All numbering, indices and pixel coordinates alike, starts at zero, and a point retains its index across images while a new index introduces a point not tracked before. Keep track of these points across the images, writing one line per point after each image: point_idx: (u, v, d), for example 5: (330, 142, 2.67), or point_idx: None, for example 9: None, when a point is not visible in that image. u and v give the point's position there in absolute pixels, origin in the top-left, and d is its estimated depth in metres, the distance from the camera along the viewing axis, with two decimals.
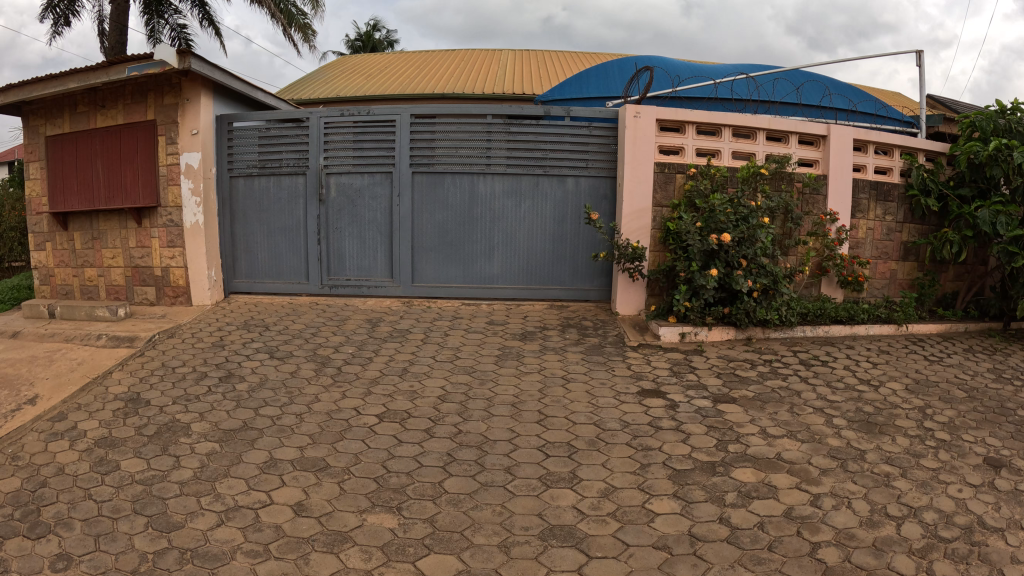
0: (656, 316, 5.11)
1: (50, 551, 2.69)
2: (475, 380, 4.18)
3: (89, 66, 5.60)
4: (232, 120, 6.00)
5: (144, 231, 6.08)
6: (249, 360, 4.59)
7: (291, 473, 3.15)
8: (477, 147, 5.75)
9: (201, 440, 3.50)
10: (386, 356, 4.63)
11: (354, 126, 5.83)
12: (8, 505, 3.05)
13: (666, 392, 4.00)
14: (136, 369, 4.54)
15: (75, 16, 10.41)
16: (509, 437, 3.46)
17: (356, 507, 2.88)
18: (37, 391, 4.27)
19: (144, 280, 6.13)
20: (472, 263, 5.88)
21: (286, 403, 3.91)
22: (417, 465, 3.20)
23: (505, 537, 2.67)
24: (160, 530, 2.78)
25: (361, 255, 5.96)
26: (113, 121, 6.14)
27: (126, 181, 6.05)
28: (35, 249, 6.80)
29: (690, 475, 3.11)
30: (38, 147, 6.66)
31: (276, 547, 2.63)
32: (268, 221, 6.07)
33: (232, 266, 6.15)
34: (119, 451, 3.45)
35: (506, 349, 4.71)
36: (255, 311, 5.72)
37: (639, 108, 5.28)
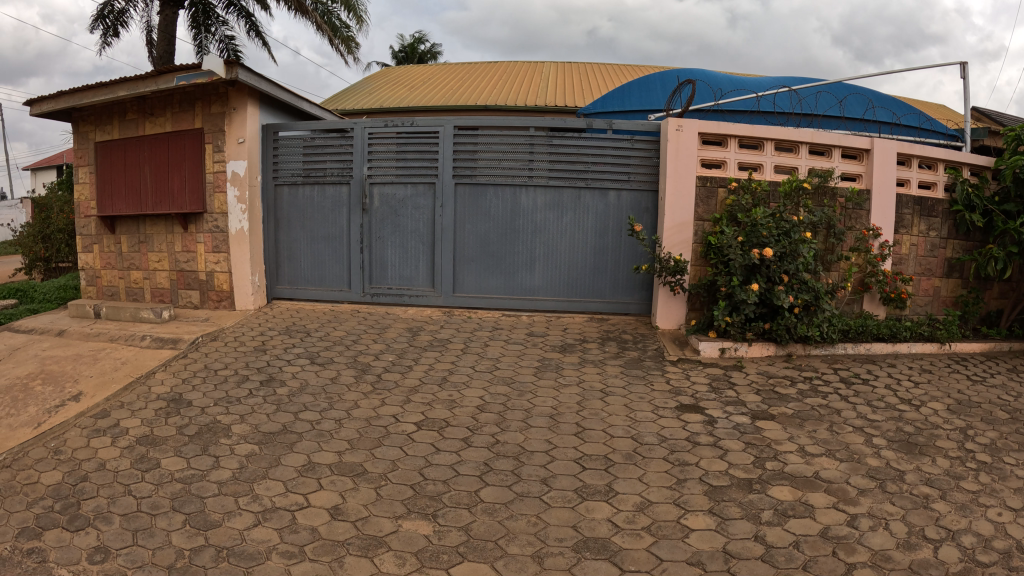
0: (696, 330, 5.09)
1: (88, 543, 2.75)
2: (514, 391, 4.18)
3: (139, 75, 5.73)
4: (278, 129, 6.11)
5: (190, 236, 6.19)
6: (290, 365, 4.65)
7: (328, 478, 3.18)
8: (519, 159, 5.78)
9: (241, 442, 3.55)
10: (426, 365, 4.65)
11: (397, 137, 5.89)
12: (51, 498, 3.13)
13: (705, 408, 3.97)
14: (179, 371, 4.61)
15: (124, 27, 10.64)
16: (546, 449, 3.46)
17: (392, 513, 2.90)
18: (81, 388, 4.37)
19: (188, 284, 6.23)
20: (513, 274, 5.89)
21: (325, 408, 3.95)
22: (454, 473, 3.21)
23: (539, 547, 2.68)
24: (198, 527, 2.83)
25: (403, 264, 6.01)
26: (161, 129, 6.25)
27: (174, 186, 6.16)
28: (83, 252, 6.96)
29: (726, 491, 3.09)
30: (88, 153, 6.81)
31: (311, 549, 2.66)
32: (311, 229, 6.15)
33: (275, 272, 6.23)
34: (160, 449, 3.51)
35: (545, 361, 4.72)
36: (297, 318, 5.79)
37: (681, 121, 5.27)
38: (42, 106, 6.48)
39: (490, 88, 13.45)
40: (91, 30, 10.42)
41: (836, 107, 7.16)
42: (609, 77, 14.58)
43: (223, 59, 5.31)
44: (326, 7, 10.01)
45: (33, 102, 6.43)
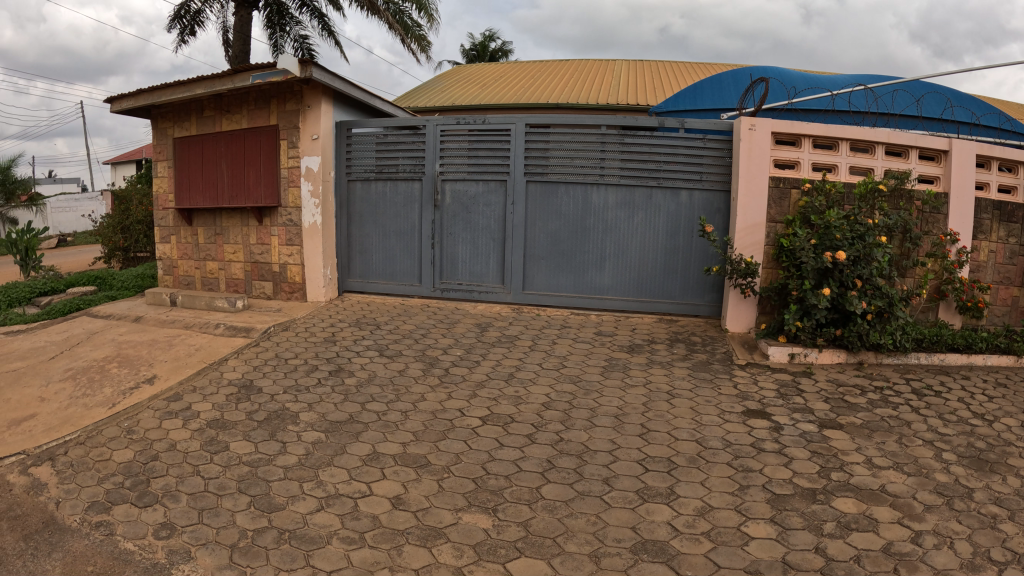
0: (765, 335, 5.02)
1: (155, 519, 2.89)
2: (580, 389, 4.18)
3: (217, 74, 5.88)
4: (351, 126, 6.24)
5: (265, 229, 6.35)
6: (359, 356, 4.72)
7: (392, 468, 3.21)
8: (590, 157, 5.75)
9: (308, 429, 3.61)
10: (493, 360, 4.68)
11: (469, 135, 5.92)
12: (122, 474, 3.28)
13: (771, 414, 3.91)
14: (251, 358, 4.71)
15: (201, 27, 10.94)
16: (610, 449, 3.44)
17: (453, 505, 2.91)
18: (155, 371, 4.52)
19: (262, 275, 6.41)
20: (583, 273, 5.86)
21: (392, 399, 3.99)
22: (516, 469, 3.21)
23: (596, 547, 2.66)
24: (261, 509, 2.90)
25: (474, 260, 6.07)
26: (238, 125, 6.39)
27: (250, 181, 6.32)
28: (161, 242, 7.17)
29: (789, 500, 3.03)
30: (166, 148, 7.00)
31: (371, 536, 2.71)
32: (383, 224, 6.25)
33: (347, 265, 6.39)
34: (229, 433, 3.59)
35: (612, 360, 4.70)
36: (366, 311, 5.87)
37: (754, 120, 5.19)
38: (123, 103, 6.69)
39: (560, 86, 13.44)
40: (169, 29, 10.73)
41: (914, 107, 6.97)
42: (679, 75, 14.43)
43: (297, 58, 5.41)
44: (398, 7, 10.16)
45: (114, 100, 6.64)
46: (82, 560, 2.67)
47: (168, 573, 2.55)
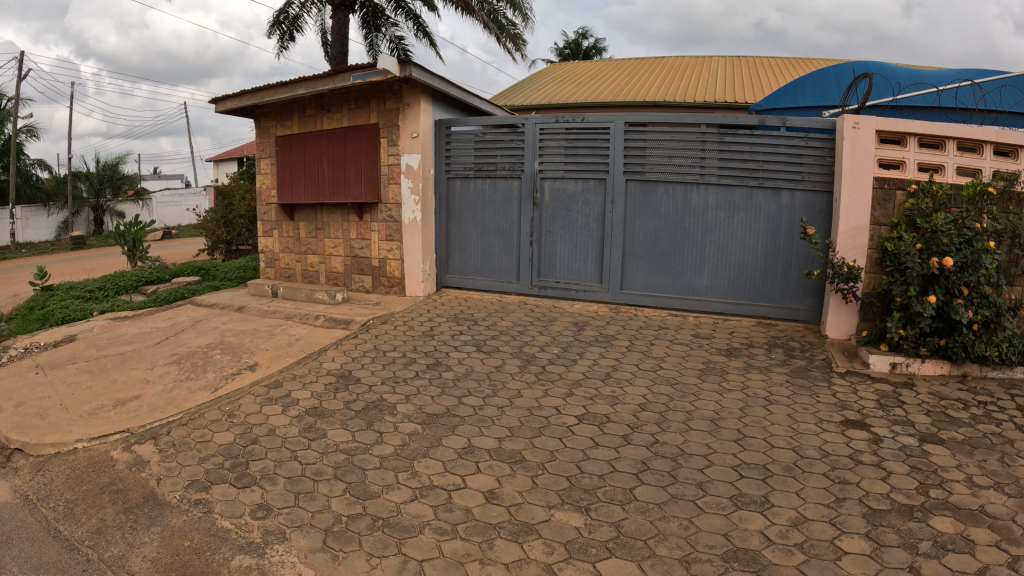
0: (866, 342, 4.88)
1: (252, 500, 3.04)
2: (677, 392, 4.13)
3: (318, 75, 6.05)
4: (450, 125, 6.42)
5: (365, 224, 6.57)
6: (456, 351, 4.81)
7: (487, 462, 3.26)
8: (690, 156, 5.66)
9: (405, 420, 3.71)
10: (590, 360, 4.67)
11: (566, 133, 6.02)
12: (222, 456, 3.49)
13: (870, 425, 3.80)
14: (348, 349, 4.94)
15: (300, 32, 11.28)
16: (705, 453, 3.40)
17: (546, 502, 2.93)
18: (258, 358, 4.87)
19: (362, 269, 6.66)
20: (682, 274, 5.80)
21: (489, 395, 4.06)
22: (611, 469, 3.21)
23: (688, 552, 2.63)
24: (356, 496, 3.00)
25: (572, 259, 6.15)
26: (338, 124, 6.58)
27: (350, 177, 6.49)
28: (264, 236, 7.50)
29: (885, 516, 2.93)
30: (269, 146, 7.27)
31: (463, 528, 2.74)
32: (482, 222, 6.46)
33: (446, 262, 6.68)
34: (327, 421, 3.75)
35: (710, 363, 4.64)
36: (463, 306, 6.05)
37: (858, 117, 5.03)
38: (227, 104, 6.94)
39: (656, 84, 13.35)
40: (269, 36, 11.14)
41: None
42: (777, 71, 14.11)
43: (397, 58, 5.50)
44: (491, 7, 10.27)
45: (218, 101, 6.90)
46: (180, 535, 2.85)
47: (265, 552, 2.67)
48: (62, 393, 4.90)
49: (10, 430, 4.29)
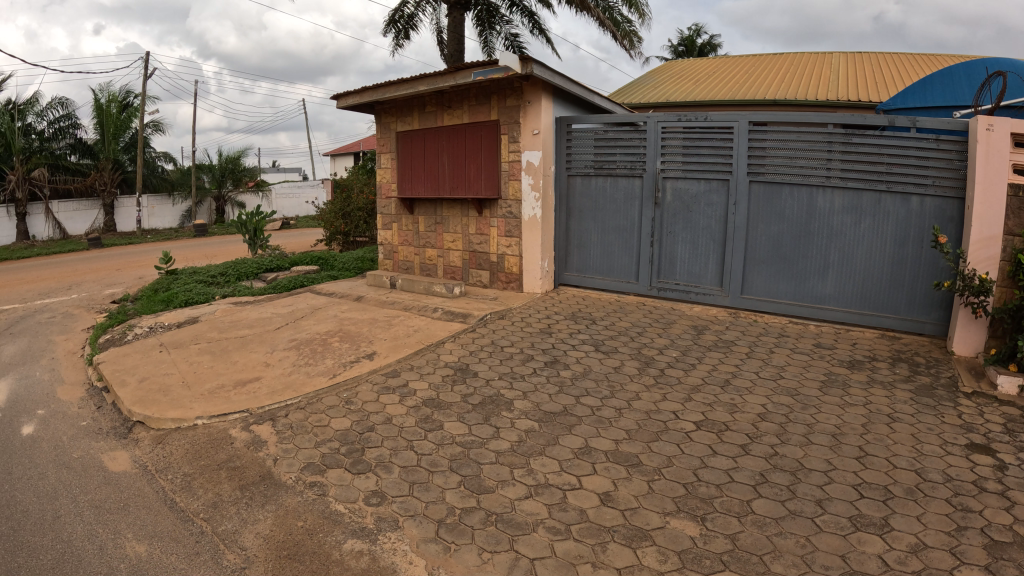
0: (995, 361, 4.54)
1: (368, 486, 3.57)
2: (797, 403, 4.13)
3: (439, 72, 6.11)
4: (571, 122, 6.44)
5: (485, 220, 6.65)
6: (576, 349, 5.24)
7: (604, 464, 3.52)
8: (817, 158, 5.48)
9: (522, 417, 4.22)
10: (709, 364, 4.80)
11: (685, 131, 5.94)
12: (338, 441, 4.19)
13: (997, 450, 3.59)
14: (466, 343, 5.55)
15: (414, 29, 11.45)
16: (825, 469, 3.35)
17: (662, 509, 3.04)
18: (376, 347, 5.64)
19: (480, 264, 6.78)
20: (804, 280, 5.63)
21: (607, 395, 4.44)
22: (728, 480, 3.27)
23: (805, 570, 2.57)
24: (472, 489, 3.38)
25: (692, 261, 6.10)
26: (459, 120, 6.64)
27: (471, 173, 6.58)
28: (384, 228, 7.76)
29: (1009, 549, 2.71)
30: (388, 141, 7.43)
31: (577, 529, 2.92)
32: (602, 221, 6.49)
33: (565, 259, 6.79)
34: (445, 413, 4.37)
35: (832, 376, 4.52)
36: (581, 304, 6.22)
37: (992, 120, 4.76)
38: (349, 99, 7.12)
39: (776, 82, 13.01)
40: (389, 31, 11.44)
41: None
42: (903, 68, 13.53)
43: (518, 55, 5.44)
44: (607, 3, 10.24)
45: (340, 97, 7.10)
46: (295, 514, 3.42)
47: (378, 537, 3.10)
48: (184, 370, 5.70)
49: (136, 403, 5.19)
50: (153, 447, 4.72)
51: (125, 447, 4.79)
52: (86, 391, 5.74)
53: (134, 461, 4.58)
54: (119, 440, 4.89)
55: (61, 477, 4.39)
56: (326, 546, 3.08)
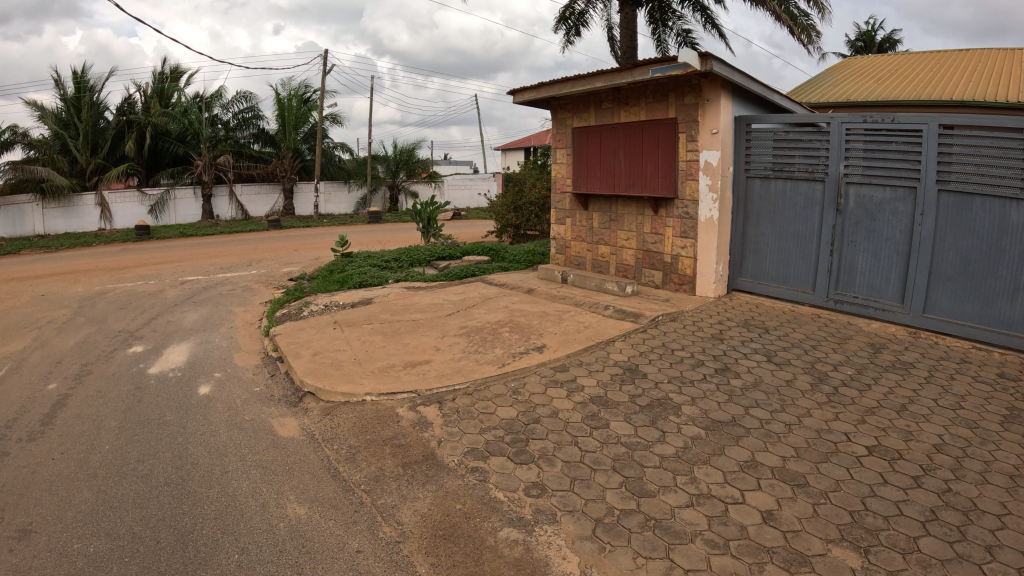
0: None
1: (530, 476, 3.94)
2: (976, 437, 3.89)
3: (618, 68, 6.08)
4: (751, 122, 6.37)
5: (660, 219, 6.57)
6: (747, 357, 5.10)
7: (768, 480, 3.66)
8: (1012, 165, 4.90)
9: (688, 423, 4.36)
10: (885, 386, 4.55)
11: (866, 134, 5.67)
12: (503, 430, 4.52)
13: None
14: (636, 343, 5.58)
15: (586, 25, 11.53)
16: (1001, 513, 3.20)
17: (825, 535, 3.14)
18: (547, 341, 5.78)
19: (653, 264, 6.71)
20: (993, 302, 5.08)
21: (777, 409, 4.38)
22: (895, 512, 3.27)
23: None
24: (633, 492, 3.66)
25: (874, 274, 5.74)
26: (636, 117, 6.58)
27: (647, 171, 6.51)
28: (557, 223, 7.85)
29: None
30: (564, 136, 7.52)
31: (736, 545, 3.12)
32: (780, 226, 6.36)
33: (740, 264, 6.74)
34: (613, 412, 4.60)
35: (1015, 411, 4.17)
36: (755, 314, 5.96)
37: None
38: (526, 94, 7.25)
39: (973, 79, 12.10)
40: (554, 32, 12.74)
41: None
42: None
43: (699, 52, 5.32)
44: None
45: (518, 92, 7.24)
46: (455, 497, 3.83)
47: (535, 529, 3.45)
48: (356, 348, 6.04)
49: (308, 374, 5.58)
50: (321, 416, 5.07)
51: (295, 415, 5.17)
52: (261, 359, 6.19)
53: (302, 429, 4.94)
54: (289, 408, 5.27)
55: (231, 436, 4.83)
56: (482, 532, 3.48)
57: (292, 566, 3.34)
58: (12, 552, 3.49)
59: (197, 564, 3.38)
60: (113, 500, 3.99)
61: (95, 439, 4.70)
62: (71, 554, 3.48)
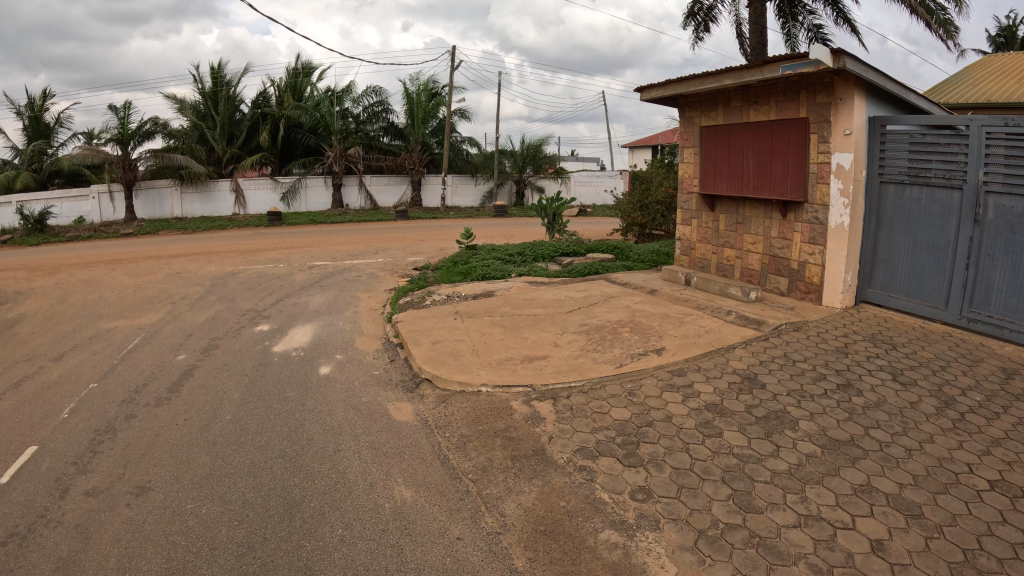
0: None
1: (636, 480, 3.88)
2: None
3: (747, 65, 5.89)
4: (885, 123, 5.71)
5: (788, 223, 6.30)
6: (871, 375, 4.77)
7: (882, 508, 3.41)
8: None
9: (806, 439, 4.11)
10: (1017, 416, 4.14)
11: (1008, 137, 4.86)
12: (615, 430, 4.45)
13: None
14: (758, 351, 5.32)
15: None
16: None
17: (933, 571, 2.93)
18: (665, 344, 5.61)
19: (779, 270, 6.44)
20: None
21: (899, 432, 4.06)
22: (1014, 555, 2.99)
23: None
24: (740, 506, 3.53)
25: (1013, 294, 4.95)
26: (766, 117, 6.36)
27: (775, 173, 6.26)
28: (683, 223, 7.68)
29: None
30: (692, 135, 7.36)
31: (838, 572, 2.99)
32: (915, 235, 5.62)
33: (870, 275, 6.03)
34: (727, 421, 4.41)
35: None
36: (884, 327, 5.56)
37: None
38: (654, 92, 7.15)
39: None
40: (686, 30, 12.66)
41: None
42: None
43: (831, 48, 5.08)
44: None
45: (646, 90, 7.15)
46: (560, 494, 3.83)
47: (635, 534, 3.41)
48: (475, 339, 6.14)
49: (426, 361, 5.74)
50: (437, 404, 5.20)
51: (411, 400, 5.33)
52: (382, 344, 6.45)
53: (416, 414, 5.09)
54: (405, 393, 5.44)
55: (348, 416, 5.05)
56: (583, 531, 3.48)
57: (392, 546, 3.45)
58: (130, 506, 3.83)
59: (302, 534, 3.56)
60: (230, 466, 4.27)
61: (218, 409, 5.06)
62: (185, 513, 3.76)
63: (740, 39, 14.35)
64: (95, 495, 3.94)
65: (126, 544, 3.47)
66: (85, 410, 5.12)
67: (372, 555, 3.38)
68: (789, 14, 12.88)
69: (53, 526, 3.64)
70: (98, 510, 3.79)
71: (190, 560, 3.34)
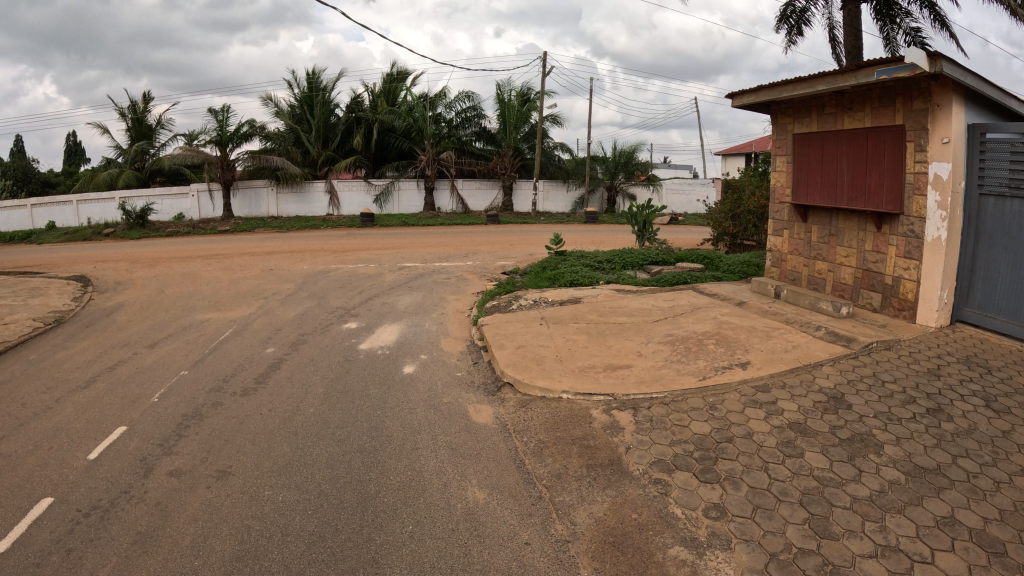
0: None
1: (711, 497, 3.77)
2: None
3: (840, 69, 5.66)
4: (985, 131, 5.33)
5: (883, 236, 5.99)
6: (963, 401, 4.46)
7: (964, 542, 3.19)
8: None
9: (890, 465, 3.88)
10: None
11: None
12: (694, 445, 4.34)
13: None
14: (846, 370, 5.08)
15: None
16: None
17: None
18: (749, 358, 5.44)
19: (872, 286, 6.13)
20: None
21: (988, 463, 3.80)
22: None
23: None
24: (816, 531, 3.37)
25: None
26: (860, 124, 6.08)
27: (870, 183, 5.98)
28: (775, 234, 7.43)
29: None
30: (785, 143, 7.11)
31: None
32: (1015, 252, 5.19)
33: (966, 293, 5.59)
34: (810, 441, 4.22)
35: None
36: (979, 349, 5.19)
37: None
38: (745, 97, 6.97)
39: None
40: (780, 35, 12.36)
41: None
42: None
43: (927, 51, 4.82)
44: None
45: (738, 95, 6.97)
46: (633, 506, 3.77)
47: (705, 552, 3.32)
48: (559, 345, 6.14)
49: (508, 366, 5.78)
50: (517, 408, 5.22)
51: (491, 403, 5.37)
52: (467, 346, 6.54)
53: (496, 417, 5.13)
54: (486, 396, 5.48)
55: (427, 416, 5.13)
56: (652, 546, 3.41)
57: (460, 546, 3.48)
58: (209, 488, 4.04)
59: (373, 527, 3.64)
60: (309, 457, 4.43)
61: (299, 403, 5.26)
62: (261, 499, 3.92)
63: (833, 46, 13.93)
64: (178, 476, 4.18)
65: (200, 524, 3.66)
66: (175, 396, 5.42)
67: (439, 553, 3.42)
68: (889, 16, 12.29)
69: (135, 502, 3.88)
70: (178, 490, 4.02)
71: (262, 543, 3.48)
